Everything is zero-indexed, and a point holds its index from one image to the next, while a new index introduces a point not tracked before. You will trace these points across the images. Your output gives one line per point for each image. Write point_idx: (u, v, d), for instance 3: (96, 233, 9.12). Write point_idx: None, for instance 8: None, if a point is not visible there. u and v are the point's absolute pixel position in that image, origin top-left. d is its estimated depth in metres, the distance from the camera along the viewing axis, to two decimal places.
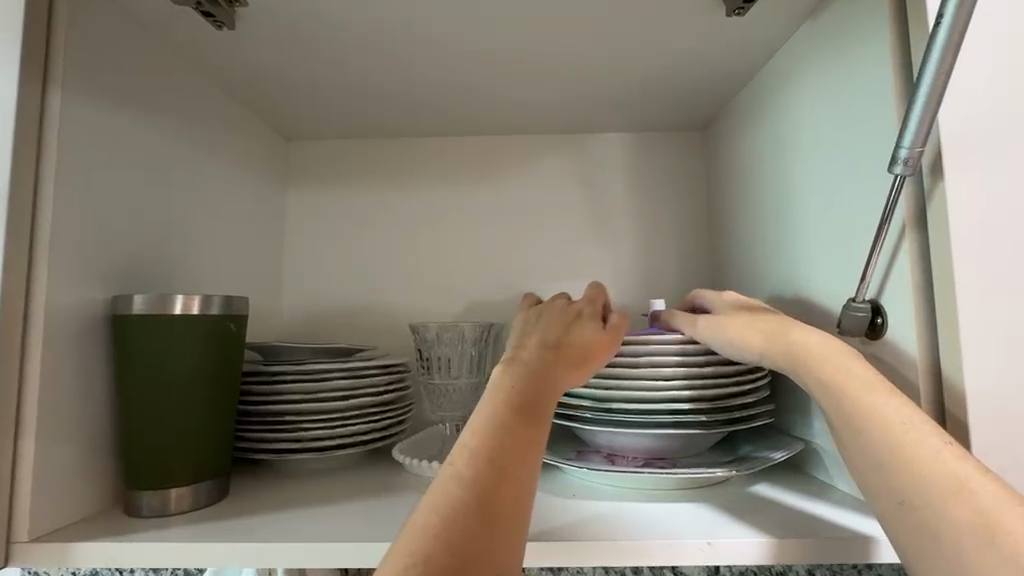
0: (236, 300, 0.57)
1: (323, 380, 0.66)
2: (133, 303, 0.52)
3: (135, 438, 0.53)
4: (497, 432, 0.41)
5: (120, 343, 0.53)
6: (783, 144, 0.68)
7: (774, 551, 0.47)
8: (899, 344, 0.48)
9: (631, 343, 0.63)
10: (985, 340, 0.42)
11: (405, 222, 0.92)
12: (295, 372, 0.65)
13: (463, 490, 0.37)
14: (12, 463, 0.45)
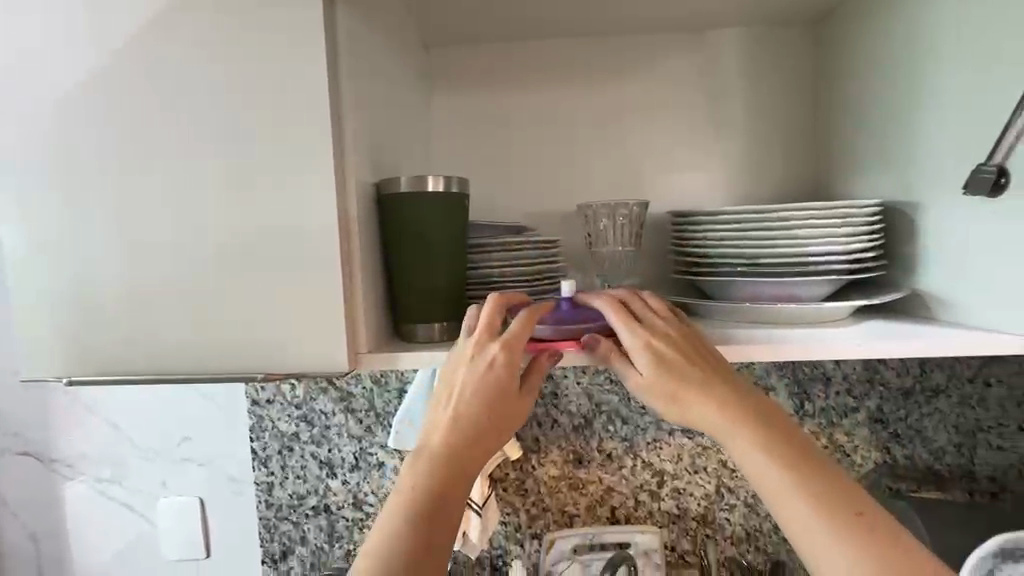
0: (465, 181, 0.71)
1: (514, 248, 0.82)
2: (401, 186, 0.69)
3: (408, 286, 0.71)
4: (416, 486, 0.65)
5: (392, 217, 0.70)
6: (915, 41, 0.77)
7: (942, 347, 0.65)
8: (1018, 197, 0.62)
9: (780, 211, 0.80)
10: None
11: (538, 123, 1.02)
12: (497, 243, 0.81)
13: (401, 519, 0.64)
14: (352, 301, 0.65)
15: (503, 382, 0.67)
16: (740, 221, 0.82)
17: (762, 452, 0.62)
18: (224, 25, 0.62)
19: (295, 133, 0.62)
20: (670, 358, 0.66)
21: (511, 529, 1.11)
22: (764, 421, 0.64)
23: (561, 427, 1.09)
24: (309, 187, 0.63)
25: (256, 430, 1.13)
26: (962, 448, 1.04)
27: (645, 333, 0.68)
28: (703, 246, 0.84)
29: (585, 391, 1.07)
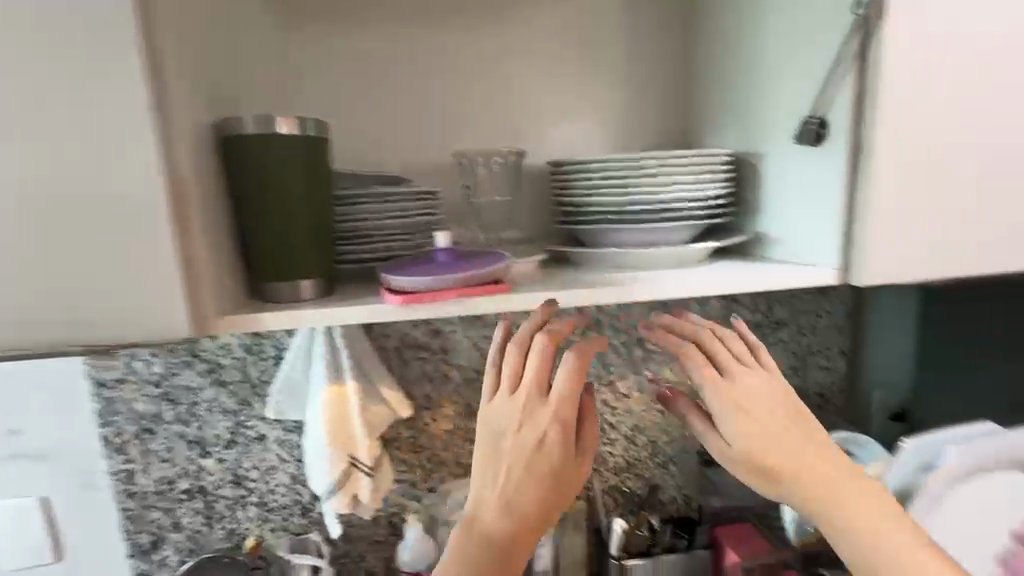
0: (323, 123, 0.65)
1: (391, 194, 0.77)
2: (244, 125, 0.61)
3: (264, 240, 0.64)
4: (464, 553, 0.67)
5: (237, 163, 0.62)
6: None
7: (777, 279, 0.71)
8: (834, 145, 0.69)
9: (651, 159, 0.83)
10: (887, 137, 0.65)
11: (413, 65, 0.96)
12: (370, 195, 0.76)
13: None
14: (191, 262, 0.59)
15: (565, 450, 0.68)
16: (615, 169, 0.84)
17: (808, 491, 0.70)
18: None
19: (100, 68, 0.54)
20: (741, 404, 0.73)
21: (407, 486, 1.11)
22: (811, 465, 0.71)
23: (453, 382, 1.09)
24: (118, 131, 0.54)
25: (106, 415, 0.99)
26: (798, 370, 1.22)
27: (722, 383, 0.74)
28: (580, 194, 0.86)
29: (475, 345, 1.08)
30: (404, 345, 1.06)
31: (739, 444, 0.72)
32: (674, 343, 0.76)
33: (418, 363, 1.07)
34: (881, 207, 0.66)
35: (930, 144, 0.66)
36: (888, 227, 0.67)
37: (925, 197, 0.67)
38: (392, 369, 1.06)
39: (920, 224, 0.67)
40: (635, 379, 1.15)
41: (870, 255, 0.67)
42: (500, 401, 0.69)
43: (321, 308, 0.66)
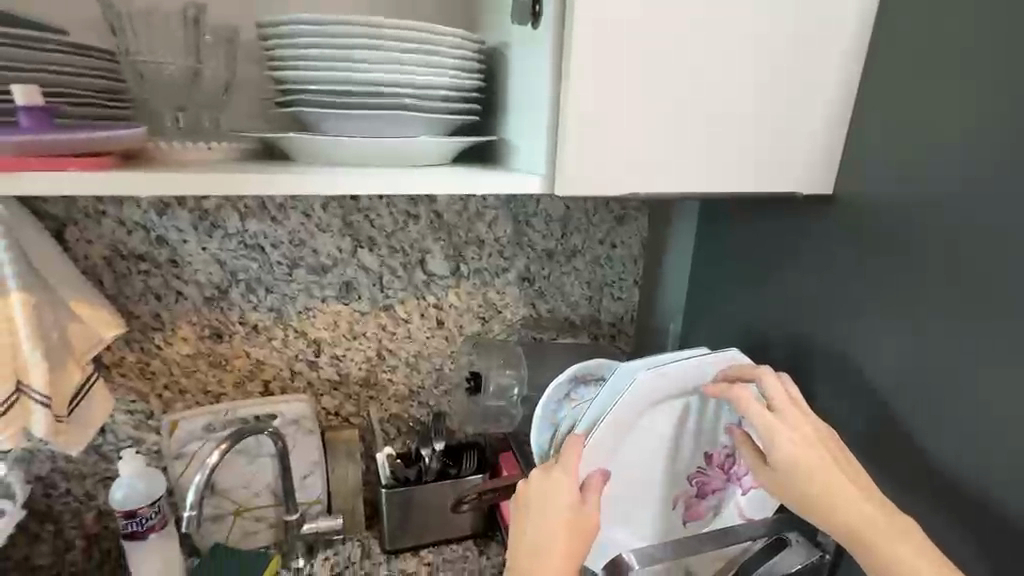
0: None
1: (25, 45, 0.56)
2: None
3: None
4: None
5: None
6: None
7: (477, 187, 0.65)
8: (544, 25, 0.62)
9: (368, 25, 0.66)
10: (590, 20, 0.58)
11: None
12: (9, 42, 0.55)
13: None
14: None
15: (576, 524, 0.64)
16: (323, 32, 0.66)
17: (847, 518, 0.61)
18: None
19: None
20: (796, 447, 0.64)
21: (139, 418, 0.96)
22: (847, 495, 0.61)
23: (189, 299, 0.93)
24: None
25: None
26: (592, 300, 1.19)
27: (774, 415, 0.66)
28: (290, 65, 0.68)
29: (213, 257, 0.92)
30: (118, 256, 0.88)
31: (791, 471, 0.64)
32: (569, 496, 0.65)
33: (139, 278, 0.90)
34: (577, 101, 0.61)
35: (635, 34, 0.60)
36: (588, 128, 0.62)
37: (632, 94, 0.62)
38: (102, 283, 0.88)
39: (622, 125, 0.63)
40: (416, 303, 1.07)
41: (569, 158, 0.62)
42: (537, 478, 0.68)
43: None
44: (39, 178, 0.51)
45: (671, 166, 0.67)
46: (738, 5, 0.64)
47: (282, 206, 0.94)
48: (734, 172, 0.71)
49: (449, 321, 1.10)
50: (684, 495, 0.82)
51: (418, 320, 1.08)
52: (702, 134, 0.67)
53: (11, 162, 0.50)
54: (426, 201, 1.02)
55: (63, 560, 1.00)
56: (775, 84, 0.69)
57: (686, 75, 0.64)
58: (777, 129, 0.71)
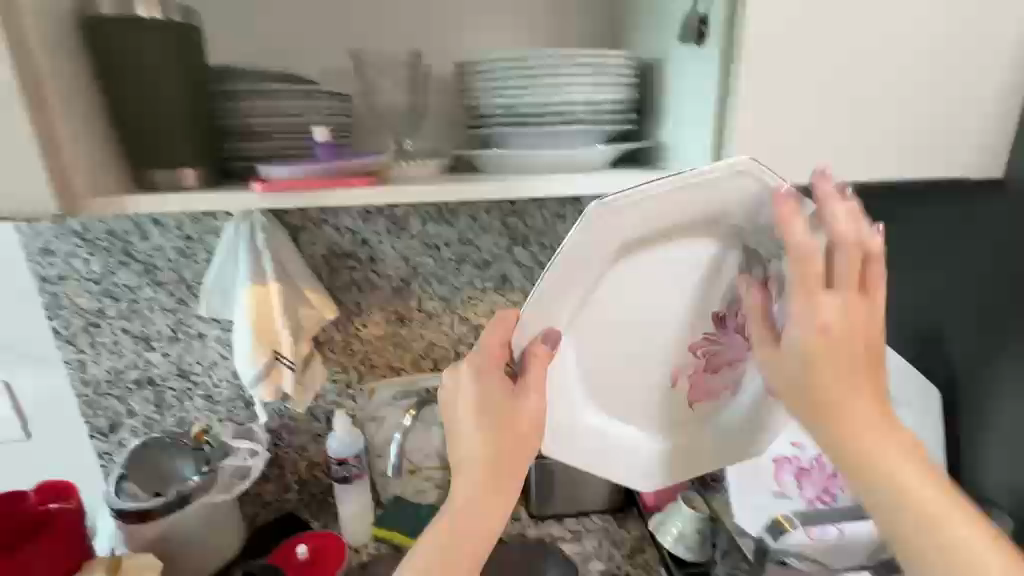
0: (192, 11, 0.65)
1: (304, 93, 0.77)
2: (102, 6, 0.60)
3: (138, 128, 0.65)
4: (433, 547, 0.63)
5: (95, 42, 0.62)
6: None
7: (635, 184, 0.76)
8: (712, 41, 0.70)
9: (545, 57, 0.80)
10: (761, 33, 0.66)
11: None
12: (293, 91, 0.76)
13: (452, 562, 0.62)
14: (61, 157, 0.59)
15: (511, 392, 0.67)
16: (507, 67, 0.81)
17: (850, 420, 0.61)
18: None
19: None
20: (838, 334, 0.61)
21: (342, 386, 1.19)
22: (863, 395, 0.62)
23: (381, 290, 1.14)
24: None
25: (53, 308, 1.06)
26: None
27: (835, 296, 0.61)
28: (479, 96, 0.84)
29: (400, 255, 1.12)
30: (333, 255, 1.10)
31: (808, 353, 0.62)
32: (531, 369, 0.68)
33: (347, 272, 1.12)
34: (744, 107, 0.68)
35: (800, 42, 0.67)
36: (751, 129, 0.69)
37: (795, 98, 0.69)
38: (322, 276, 1.11)
39: (785, 125, 0.70)
40: None
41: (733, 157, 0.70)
42: (497, 340, 0.68)
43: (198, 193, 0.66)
44: (335, 190, 0.66)
45: (829, 160, 0.72)
46: (902, 4, 0.67)
47: (454, 210, 1.11)
48: (892, 160, 0.73)
49: None
50: (688, 365, 0.80)
51: None
52: (858, 126, 0.71)
53: (317, 180, 0.65)
54: (571, 202, 1.14)
55: (283, 498, 1.26)
56: (946, 71, 0.71)
57: (847, 72, 0.69)
58: (942, 114, 0.72)
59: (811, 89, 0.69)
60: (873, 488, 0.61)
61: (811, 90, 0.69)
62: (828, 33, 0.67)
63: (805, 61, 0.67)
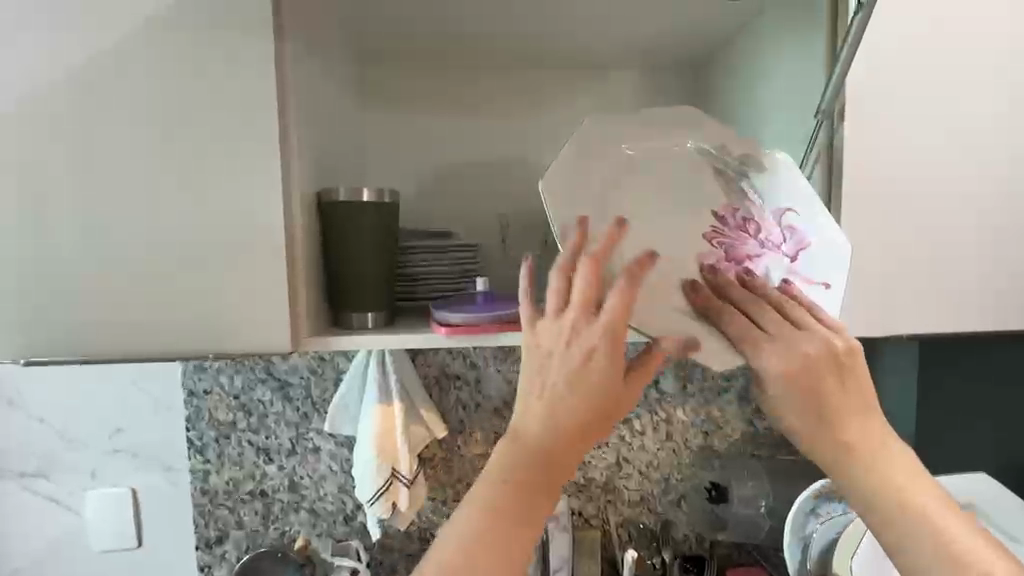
0: (395, 192, 0.83)
1: (453, 244, 0.95)
2: (339, 193, 0.80)
3: (345, 281, 0.82)
4: (503, 492, 0.61)
5: (328, 218, 0.81)
6: (750, 102, 1.04)
7: None
8: None
9: None
10: (850, 216, 0.83)
11: (465, 135, 1.17)
12: (450, 244, 0.95)
13: (510, 504, 0.61)
14: (296, 304, 0.74)
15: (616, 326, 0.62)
16: None
17: (840, 430, 0.68)
18: (179, 39, 0.69)
19: (225, 147, 0.70)
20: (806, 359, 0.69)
21: (437, 504, 1.23)
22: (846, 402, 0.68)
23: (483, 409, 1.23)
24: (248, 201, 0.71)
25: (193, 419, 1.18)
26: None
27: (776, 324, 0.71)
28: None
29: (503, 377, 1.22)
30: (443, 376, 1.22)
31: (800, 365, 0.69)
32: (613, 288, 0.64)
33: (454, 392, 1.22)
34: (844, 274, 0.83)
35: (880, 224, 0.84)
36: (853, 287, 0.84)
37: (882, 264, 0.84)
38: (432, 396, 1.21)
39: (876, 287, 0.84)
40: (649, 417, 1.26)
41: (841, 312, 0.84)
42: (594, 268, 0.64)
43: (383, 334, 0.80)
44: (500, 335, 0.80)
45: (913, 314, 0.86)
46: (953, 189, 0.84)
47: None
48: (964, 314, 0.87)
49: (676, 434, 1.26)
50: (711, 254, 0.81)
51: (651, 432, 1.26)
52: (931, 283, 0.86)
53: (490, 325, 0.78)
54: None
55: None
56: (999, 244, 0.86)
57: (918, 242, 0.84)
58: (998, 272, 0.87)
59: (894, 257, 0.84)
60: (891, 487, 0.65)
61: (890, 257, 0.84)
62: (902, 214, 0.84)
63: (886, 237, 0.84)
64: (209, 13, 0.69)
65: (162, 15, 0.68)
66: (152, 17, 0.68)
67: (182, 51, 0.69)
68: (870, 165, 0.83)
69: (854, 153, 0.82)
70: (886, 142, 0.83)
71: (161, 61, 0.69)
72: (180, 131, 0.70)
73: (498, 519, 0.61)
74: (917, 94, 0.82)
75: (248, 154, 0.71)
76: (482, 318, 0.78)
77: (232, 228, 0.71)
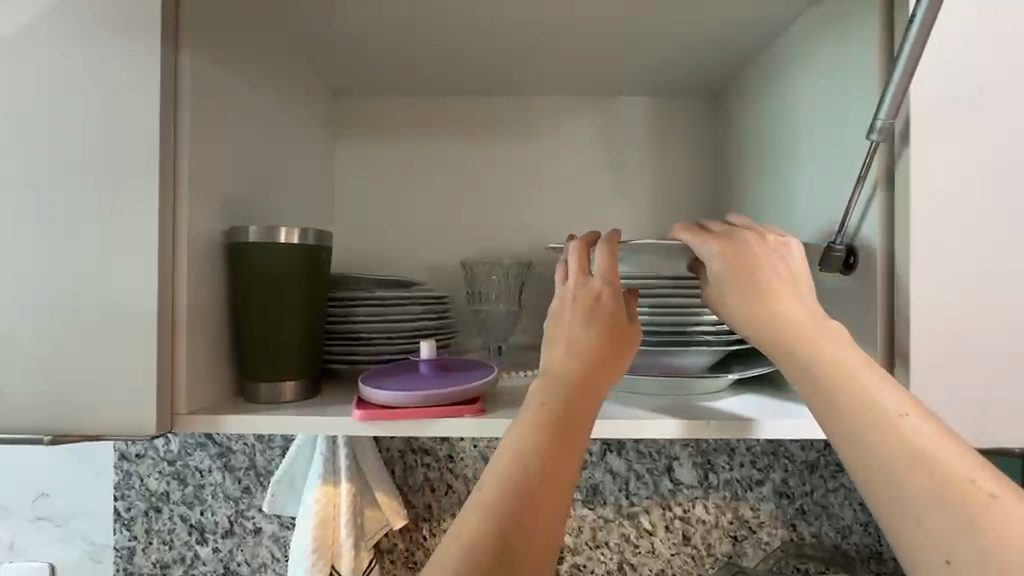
0: (325, 233, 0.67)
1: (413, 296, 0.79)
2: (248, 233, 0.64)
3: (253, 342, 0.65)
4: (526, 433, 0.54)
5: (236, 264, 0.65)
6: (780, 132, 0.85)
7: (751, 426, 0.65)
8: (863, 274, 0.66)
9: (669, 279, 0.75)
10: (924, 271, 0.60)
11: (444, 170, 1.02)
12: (401, 297, 0.78)
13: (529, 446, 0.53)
14: (173, 375, 0.58)
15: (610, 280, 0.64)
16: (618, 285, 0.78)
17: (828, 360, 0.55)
18: (47, 50, 0.56)
19: (92, 179, 0.56)
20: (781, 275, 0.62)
21: None
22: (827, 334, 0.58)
23: (456, 493, 1.02)
24: (116, 244, 0.56)
25: (122, 487, 1.02)
26: (868, 527, 1.00)
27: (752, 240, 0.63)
28: None
29: (481, 454, 1.02)
30: (409, 449, 1.02)
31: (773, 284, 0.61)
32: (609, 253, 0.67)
33: (421, 469, 1.02)
34: (920, 351, 0.60)
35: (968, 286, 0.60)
36: (926, 372, 0.61)
37: (971, 342, 0.61)
38: (394, 473, 1.01)
39: (964, 373, 0.61)
40: (661, 513, 1.01)
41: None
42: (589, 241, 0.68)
43: (291, 412, 0.63)
44: (439, 421, 0.61)
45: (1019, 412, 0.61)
46: None
47: None
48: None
49: (695, 537, 1.01)
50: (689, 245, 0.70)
51: (663, 533, 1.01)
52: None
53: (422, 408, 0.60)
54: None
55: None
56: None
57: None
58: None
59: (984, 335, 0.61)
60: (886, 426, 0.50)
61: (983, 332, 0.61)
62: (999, 272, 0.61)
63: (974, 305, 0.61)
64: (84, 19, 0.56)
65: (27, 21, 0.56)
66: (15, 23, 0.56)
67: (54, 63, 0.56)
68: (950, 205, 0.60)
69: (921, 189, 0.60)
70: (973, 175, 0.60)
71: (22, 71, 0.56)
72: (39, 157, 0.56)
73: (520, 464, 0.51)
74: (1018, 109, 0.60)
75: (120, 187, 0.56)
76: (411, 396, 0.60)
77: (94, 278, 0.56)
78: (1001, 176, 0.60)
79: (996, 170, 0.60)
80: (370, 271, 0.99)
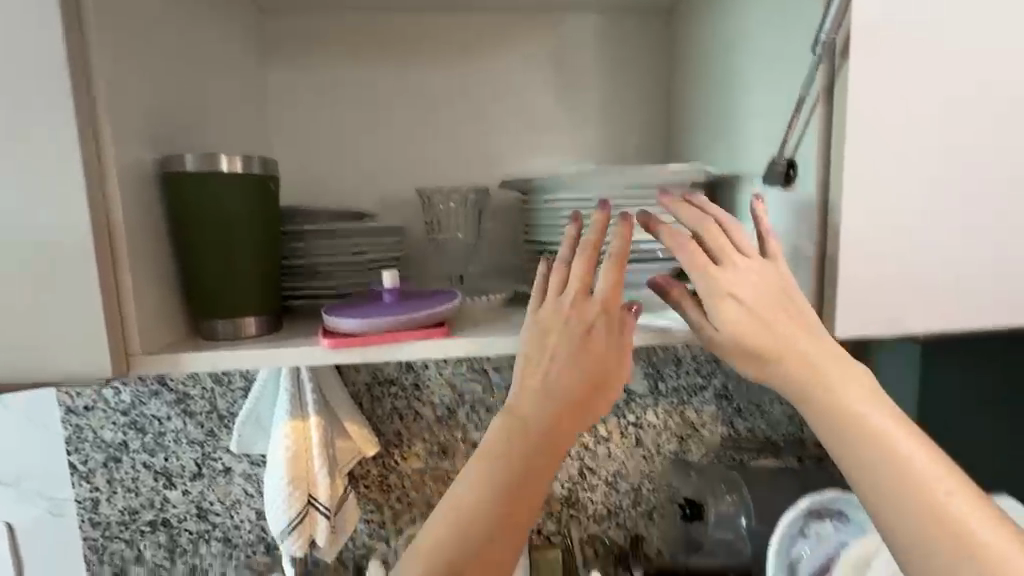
0: (271, 160, 0.63)
1: (363, 226, 0.76)
2: (184, 162, 0.60)
3: (204, 279, 0.62)
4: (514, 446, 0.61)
5: (175, 195, 0.60)
6: (727, 50, 0.86)
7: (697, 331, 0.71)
8: (805, 184, 0.69)
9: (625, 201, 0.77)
10: (859, 179, 0.64)
11: (390, 95, 0.97)
12: (355, 226, 0.75)
13: (518, 452, 0.61)
14: (121, 315, 0.55)
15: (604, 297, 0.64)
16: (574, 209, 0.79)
17: (817, 380, 0.62)
18: None
19: None
20: (766, 284, 0.65)
21: (374, 527, 1.07)
22: (818, 350, 0.63)
23: (424, 419, 1.06)
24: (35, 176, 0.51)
25: (75, 441, 0.99)
26: (795, 418, 1.13)
27: (738, 265, 0.65)
28: (540, 234, 0.82)
29: (447, 381, 1.05)
30: (375, 381, 1.04)
31: (759, 307, 0.64)
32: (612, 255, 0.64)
33: (389, 399, 1.04)
34: (851, 254, 0.65)
35: (899, 193, 0.65)
36: (854, 271, 0.66)
37: (896, 246, 0.66)
38: (362, 405, 1.03)
39: (888, 278, 0.66)
40: (616, 421, 1.10)
41: (838, 304, 0.66)
42: (595, 232, 0.64)
43: (255, 346, 0.62)
44: (408, 346, 0.62)
45: (932, 305, 0.68)
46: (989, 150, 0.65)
47: None
48: (993, 307, 0.69)
49: (647, 439, 1.11)
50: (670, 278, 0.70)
51: (619, 438, 1.10)
52: (957, 273, 0.67)
53: (391, 334, 0.61)
54: None
55: None
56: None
57: (945, 220, 0.66)
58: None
59: (906, 236, 0.66)
60: (839, 410, 0.61)
61: (903, 235, 0.66)
62: (926, 179, 0.65)
63: (901, 212, 0.65)
64: None
65: None
66: None
67: None
68: (884, 116, 0.64)
69: (860, 101, 0.63)
70: (906, 88, 0.64)
71: None
72: None
73: (506, 471, 0.61)
74: (951, 21, 0.63)
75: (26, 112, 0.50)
76: (380, 323, 0.61)
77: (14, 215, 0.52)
78: (930, 88, 0.64)
79: (926, 82, 0.64)
80: (318, 205, 0.94)
